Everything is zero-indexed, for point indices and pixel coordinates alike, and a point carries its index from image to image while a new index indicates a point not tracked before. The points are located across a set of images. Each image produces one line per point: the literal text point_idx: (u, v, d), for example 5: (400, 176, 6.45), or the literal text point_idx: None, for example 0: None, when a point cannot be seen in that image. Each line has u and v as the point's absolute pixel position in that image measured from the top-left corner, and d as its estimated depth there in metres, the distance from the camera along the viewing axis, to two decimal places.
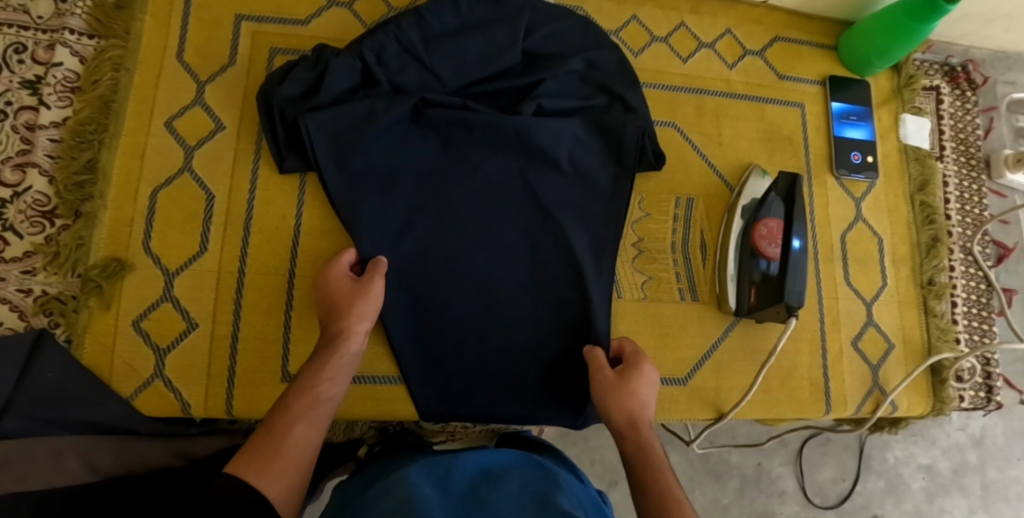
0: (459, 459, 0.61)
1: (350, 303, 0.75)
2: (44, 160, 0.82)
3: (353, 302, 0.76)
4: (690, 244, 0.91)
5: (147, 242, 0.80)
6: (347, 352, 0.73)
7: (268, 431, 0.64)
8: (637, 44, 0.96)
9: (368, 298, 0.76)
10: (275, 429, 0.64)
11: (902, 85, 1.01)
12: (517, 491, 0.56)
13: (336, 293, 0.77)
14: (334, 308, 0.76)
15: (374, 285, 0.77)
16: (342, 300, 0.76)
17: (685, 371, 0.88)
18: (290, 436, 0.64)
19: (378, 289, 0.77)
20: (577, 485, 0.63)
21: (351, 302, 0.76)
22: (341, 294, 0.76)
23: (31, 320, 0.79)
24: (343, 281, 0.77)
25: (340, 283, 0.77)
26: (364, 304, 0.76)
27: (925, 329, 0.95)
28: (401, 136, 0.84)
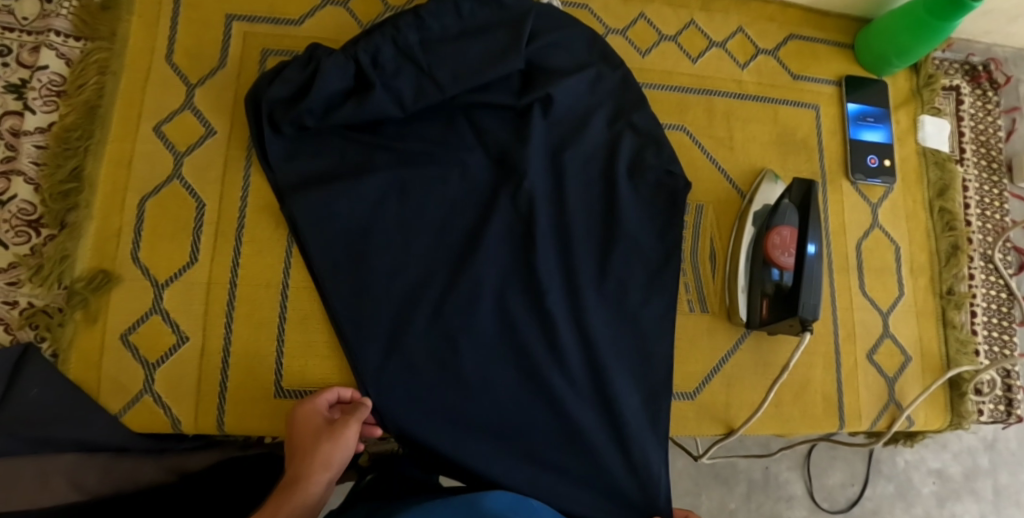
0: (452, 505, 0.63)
1: (317, 451, 0.70)
2: (29, 167, 0.79)
3: (313, 448, 0.71)
4: (699, 253, 0.88)
5: (135, 253, 0.78)
6: (301, 502, 0.67)
7: None
8: (645, 43, 0.92)
9: (336, 445, 0.71)
10: None
11: (921, 86, 0.97)
12: None
13: (305, 435, 0.72)
14: (302, 451, 0.71)
15: (347, 429, 0.72)
16: (310, 444, 0.71)
17: (693, 385, 0.85)
18: None
19: (350, 437, 0.71)
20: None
21: (319, 448, 0.71)
22: (310, 436, 0.72)
23: (17, 333, 0.76)
24: (318, 422, 0.73)
25: (313, 424, 0.72)
26: (330, 452, 0.70)
27: (944, 341, 0.92)
28: (424, 174, 0.81)
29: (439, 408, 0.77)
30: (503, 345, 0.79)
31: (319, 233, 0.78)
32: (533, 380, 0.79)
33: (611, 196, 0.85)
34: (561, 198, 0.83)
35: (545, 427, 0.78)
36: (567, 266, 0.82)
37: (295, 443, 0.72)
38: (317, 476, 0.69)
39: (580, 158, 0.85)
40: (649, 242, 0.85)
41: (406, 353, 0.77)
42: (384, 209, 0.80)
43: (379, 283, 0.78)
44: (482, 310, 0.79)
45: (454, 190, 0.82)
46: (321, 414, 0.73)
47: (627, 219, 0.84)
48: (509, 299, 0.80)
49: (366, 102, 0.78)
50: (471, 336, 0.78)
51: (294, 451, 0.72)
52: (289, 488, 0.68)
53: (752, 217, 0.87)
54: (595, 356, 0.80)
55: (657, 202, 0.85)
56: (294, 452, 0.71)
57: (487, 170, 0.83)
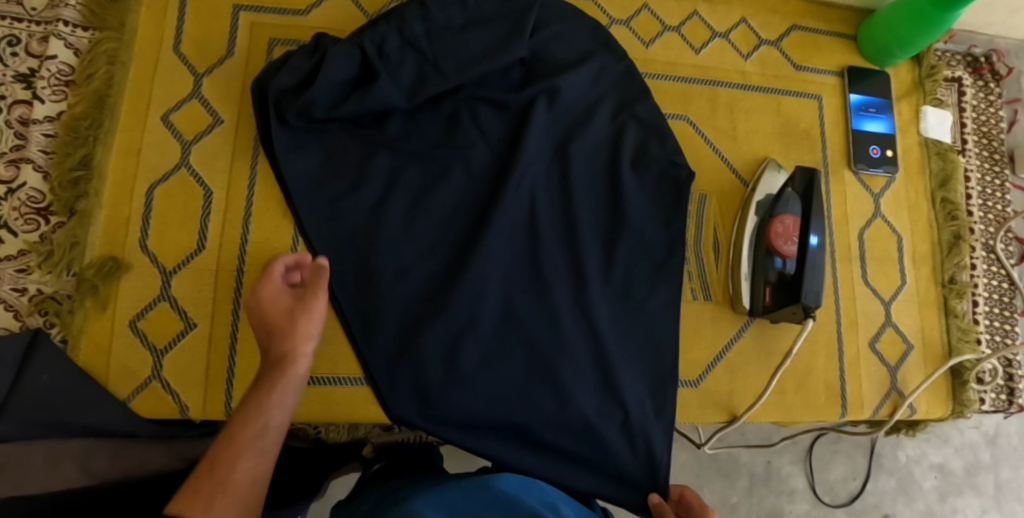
0: (457, 491, 0.64)
1: (291, 324, 0.71)
2: (38, 155, 0.80)
3: (286, 321, 0.71)
4: (702, 242, 0.88)
5: (144, 241, 0.78)
6: (296, 377, 0.69)
7: (211, 467, 0.61)
8: (649, 34, 0.92)
9: (309, 315, 0.71)
10: (218, 466, 0.61)
11: (923, 77, 0.97)
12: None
13: (272, 317, 0.72)
14: (275, 327, 0.71)
15: (316, 300, 0.72)
16: (281, 325, 0.71)
17: (696, 373, 0.86)
18: (234, 473, 0.61)
19: (318, 309, 0.72)
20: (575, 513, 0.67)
21: (291, 325, 0.71)
22: (278, 319, 0.71)
23: (26, 320, 0.77)
24: (282, 302, 0.73)
25: (277, 305, 0.72)
26: (303, 324, 0.71)
27: (946, 330, 0.93)
28: (430, 163, 0.82)
29: (443, 394, 0.77)
30: (510, 335, 0.79)
31: (324, 222, 0.79)
32: (540, 369, 0.79)
33: (617, 185, 0.85)
34: (564, 186, 0.84)
35: (552, 417, 0.78)
36: (573, 254, 0.83)
37: (265, 326, 0.71)
38: (300, 347, 0.70)
39: (585, 147, 0.86)
40: (653, 231, 0.85)
41: (408, 340, 0.77)
42: (391, 198, 0.80)
43: (383, 272, 0.78)
44: (484, 295, 0.79)
45: (456, 177, 0.82)
46: (281, 297, 0.73)
47: (632, 208, 0.85)
48: (516, 289, 0.81)
49: (371, 90, 0.78)
50: (473, 322, 0.78)
51: (266, 336, 0.71)
52: (279, 363, 0.69)
53: (756, 207, 0.87)
54: (602, 345, 0.81)
55: (661, 191, 0.86)
56: (268, 337, 0.71)
57: (487, 158, 0.83)
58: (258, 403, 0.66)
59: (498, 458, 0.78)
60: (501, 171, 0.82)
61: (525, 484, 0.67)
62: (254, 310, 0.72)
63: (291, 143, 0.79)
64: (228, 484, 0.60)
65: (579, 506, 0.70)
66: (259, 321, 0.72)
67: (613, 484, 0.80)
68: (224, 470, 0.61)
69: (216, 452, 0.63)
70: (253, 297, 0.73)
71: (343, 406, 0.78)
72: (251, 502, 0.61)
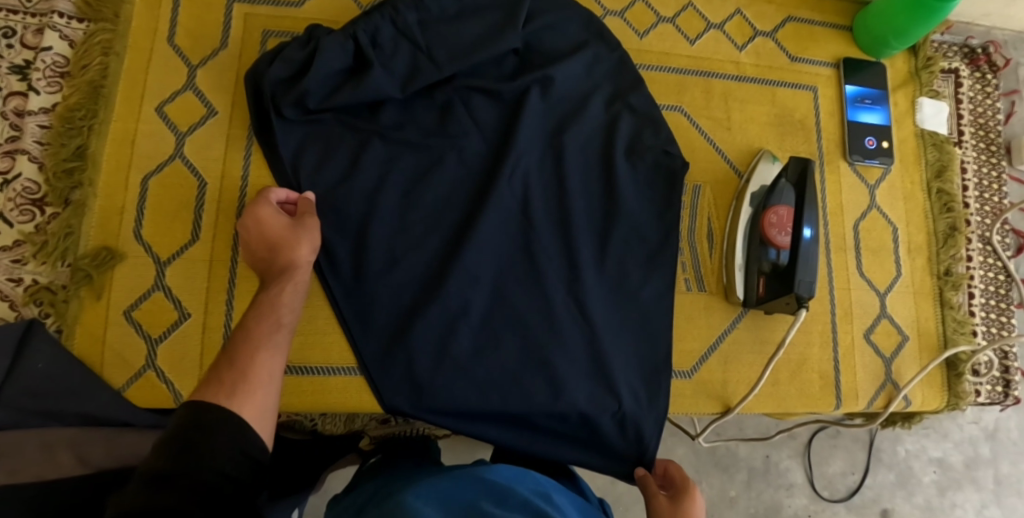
0: (450, 480, 0.64)
1: (295, 235, 0.73)
2: (33, 147, 0.80)
3: (286, 234, 0.73)
4: (697, 232, 0.88)
5: (138, 231, 0.79)
6: (301, 283, 0.72)
7: (232, 360, 0.63)
8: (643, 25, 0.92)
9: (308, 231, 0.74)
10: (239, 358, 0.63)
11: (919, 68, 0.97)
12: (519, 507, 0.61)
13: (271, 232, 0.73)
14: (275, 237, 0.73)
15: (312, 220, 0.75)
16: (282, 236, 0.72)
17: (690, 364, 0.86)
18: (254, 363, 0.63)
19: (315, 223, 0.75)
20: (569, 501, 0.67)
21: (292, 235, 0.73)
22: (278, 232, 0.73)
23: (21, 309, 0.78)
24: (277, 220, 0.73)
25: (274, 221, 0.73)
26: (304, 234, 0.73)
27: (942, 321, 0.92)
28: (423, 153, 0.82)
29: (437, 381, 0.77)
30: (503, 323, 0.80)
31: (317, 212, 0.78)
32: (533, 356, 0.79)
33: (611, 175, 0.85)
34: (558, 177, 0.84)
35: (546, 405, 0.78)
36: (566, 242, 0.83)
37: (265, 241, 0.73)
38: (303, 255, 0.72)
39: (578, 137, 0.85)
40: (648, 221, 0.85)
41: (400, 330, 0.78)
42: (384, 187, 0.80)
43: (377, 262, 0.78)
44: (475, 283, 0.79)
45: (450, 168, 0.82)
46: (276, 213, 0.74)
47: (626, 198, 0.85)
48: (509, 276, 0.81)
49: (364, 80, 0.78)
50: (466, 310, 0.79)
51: (265, 251, 0.73)
52: (284, 271, 0.71)
53: (750, 197, 0.87)
54: (596, 333, 0.81)
55: (655, 182, 0.86)
56: (269, 251, 0.73)
57: (481, 149, 0.83)
58: (268, 304, 0.69)
59: (494, 442, 0.78)
60: (494, 162, 0.82)
61: (518, 474, 0.67)
62: (251, 231, 0.73)
63: (285, 133, 0.79)
64: (251, 371, 0.63)
65: (574, 495, 0.70)
66: (257, 242, 0.73)
67: (607, 464, 0.81)
68: (244, 362, 0.63)
69: (234, 347, 0.65)
70: (249, 217, 0.73)
71: (336, 396, 0.78)
72: (272, 386, 0.63)
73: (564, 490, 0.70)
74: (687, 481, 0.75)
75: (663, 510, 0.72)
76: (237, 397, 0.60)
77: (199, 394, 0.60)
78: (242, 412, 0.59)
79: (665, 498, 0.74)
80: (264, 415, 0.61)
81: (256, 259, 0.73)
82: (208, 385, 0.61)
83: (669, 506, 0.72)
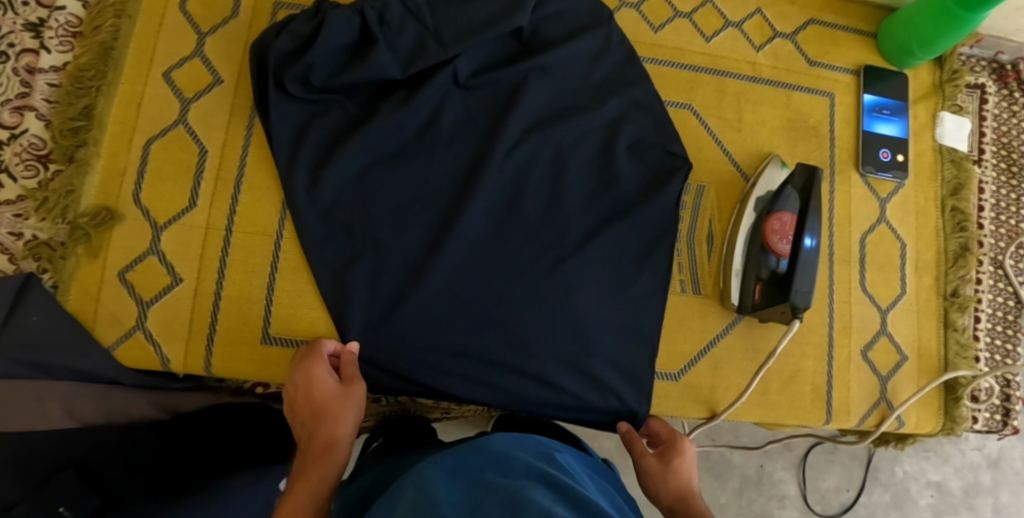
0: (448, 456, 0.64)
1: (337, 404, 0.72)
2: (42, 104, 0.81)
3: (330, 402, 0.72)
4: (696, 233, 0.87)
5: (138, 193, 0.79)
6: (338, 462, 0.70)
7: None
8: (659, 18, 0.90)
9: (352, 402, 0.73)
10: None
11: (943, 80, 0.94)
12: (523, 469, 0.61)
13: (319, 398, 0.72)
14: (319, 406, 0.72)
15: (358, 386, 0.74)
16: (327, 405, 0.72)
17: (679, 366, 0.85)
18: None
19: (362, 391, 0.73)
20: (573, 457, 0.68)
21: (338, 406, 0.72)
22: (325, 400, 0.72)
23: (21, 263, 0.78)
24: (324, 382, 0.73)
25: (323, 384, 0.73)
26: (349, 409, 0.72)
27: (944, 343, 0.90)
28: (422, 135, 0.82)
29: (417, 365, 0.78)
30: (486, 311, 0.79)
31: (312, 191, 0.79)
32: (516, 345, 0.79)
33: (611, 170, 0.84)
34: (557, 170, 0.84)
35: (527, 391, 0.80)
36: (560, 234, 0.82)
37: (310, 407, 0.72)
38: (342, 432, 0.71)
39: (581, 132, 0.85)
40: (647, 219, 0.84)
41: (387, 310, 0.78)
42: (381, 167, 0.80)
43: (369, 241, 0.79)
44: (465, 272, 0.80)
45: (449, 153, 0.82)
46: (327, 374, 0.73)
47: (626, 196, 0.84)
48: (499, 266, 0.80)
49: (368, 58, 0.78)
50: (452, 297, 0.79)
51: (310, 417, 0.72)
52: (323, 449, 0.70)
53: (755, 201, 0.86)
54: (586, 328, 0.81)
55: (656, 180, 0.85)
56: (312, 419, 0.72)
57: (478, 137, 0.83)
58: (303, 486, 0.67)
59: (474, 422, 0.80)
60: (493, 149, 0.82)
61: (519, 439, 0.68)
62: (299, 391, 0.73)
63: (287, 108, 0.80)
64: None
65: (578, 452, 0.72)
66: (303, 406, 0.73)
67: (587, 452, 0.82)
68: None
69: None
70: (300, 378, 0.73)
71: None
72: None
73: (567, 449, 0.71)
74: (672, 434, 0.80)
75: (655, 468, 0.77)
76: None
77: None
78: None
79: (653, 456, 0.78)
80: None
81: (299, 424, 0.73)
82: None
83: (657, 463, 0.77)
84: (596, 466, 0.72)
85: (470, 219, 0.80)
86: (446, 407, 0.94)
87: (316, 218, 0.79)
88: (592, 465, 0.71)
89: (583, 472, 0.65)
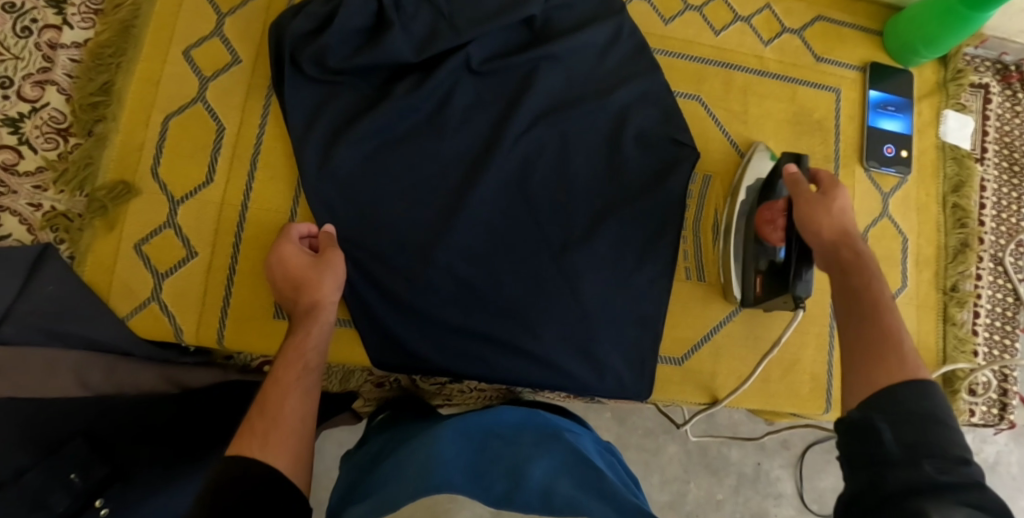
0: (463, 419, 0.71)
1: (316, 274, 0.73)
2: (63, 79, 0.83)
3: (308, 276, 0.73)
4: (702, 221, 0.88)
5: (156, 168, 0.81)
6: (325, 323, 0.71)
7: (263, 409, 0.63)
8: (669, 11, 0.92)
9: (330, 271, 0.73)
10: (269, 405, 0.63)
11: (948, 79, 0.96)
12: (532, 444, 0.68)
13: (296, 270, 0.73)
14: (298, 281, 0.73)
15: (335, 256, 0.75)
16: (305, 275, 0.73)
17: (682, 351, 0.86)
18: (284, 411, 0.63)
19: (339, 259, 0.74)
20: (582, 436, 0.75)
21: (316, 274, 0.73)
22: (301, 270, 0.73)
23: (38, 234, 0.80)
24: (300, 256, 0.74)
25: (298, 259, 0.74)
26: (327, 276, 0.73)
27: (943, 337, 0.92)
28: (434, 117, 0.83)
29: (425, 343, 0.80)
30: (493, 289, 0.81)
31: (325, 170, 0.80)
32: (523, 325, 0.81)
33: (620, 159, 0.86)
34: (566, 156, 0.85)
35: (531, 370, 0.81)
36: (567, 217, 0.84)
37: (290, 280, 0.73)
38: (326, 296, 0.72)
39: (590, 120, 0.86)
40: (655, 207, 0.86)
41: (396, 288, 0.80)
42: (392, 148, 0.82)
43: (380, 219, 0.81)
44: (472, 252, 0.81)
45: (460, 135, 0.83)
46: (299, 250, 0.75)
47: (633, 183, 0.86)
48: (507, 247, 0.82)
49: (383, 41, 0.80)
50: (458, 276, 0.81)
51: (290, 290, 0.73)
52: (308, 312, 0.71)
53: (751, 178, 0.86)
54: (592, 311, 0.83)
55: (663, 168, 0.86)
56: (293, 289, 0.73)
57: (489, 121, 0.84)
58: (294, 348, 0.68)
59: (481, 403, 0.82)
60: (503, 132, 0.83)
61: (527, 416, 0.75)
62: (277, 268, 0.74)
63: (303, 87, 0.81)
64: (283, 418, 0.62)
65: (591, 433, 0.80)
66: (282, 280, 0.74)
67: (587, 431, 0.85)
68: (275, 408, 0.63)
69: (263, 395, 0.64)
70: (274, 255, 0.74)
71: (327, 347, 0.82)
72: (306, 430, 0.63)
73: (578, 426, 0.79)
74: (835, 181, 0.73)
75: (813, 202, 0.70)
76: (270, 446, 0.60)
77: (236, 447, 0.60)
78: (275, 464, 0.58)
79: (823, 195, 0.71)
80: (296, 464, 0.60)
81: (282, 297, 0.74)
82: (240, 437, 0.60)
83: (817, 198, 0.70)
84: (602, 444, 0.79)
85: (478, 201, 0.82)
86: (449, 392, 0.96)
87: (329, 196, 0.80)
88: (601, 444, 0.78)
89: (589, 448, 0.72)
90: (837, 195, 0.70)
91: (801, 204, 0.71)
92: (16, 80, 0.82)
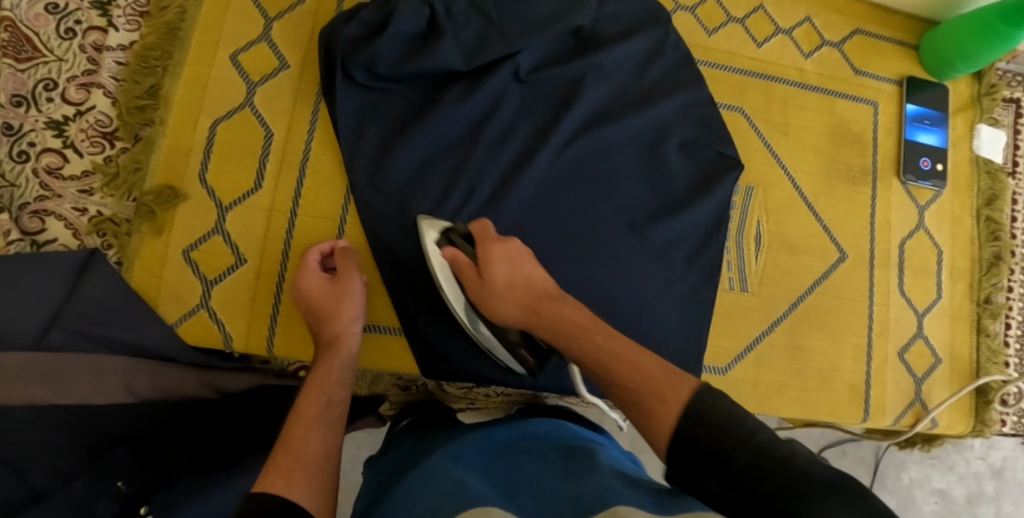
0: (486, 432, 0.72)
1: (336, 303, 0.74)
2: (108, 81, 0.82)
3: (328, 305, 0.74)
4: (745, 233, 0.89)
5: (203, 174, 0.80)
6: (347, 354, 0.72)
7: (286, 444, 0.63)
8: (712, 23, 0.92)
9: (349, 297, 0.75)
10: (292, 440, 0.63)
11: (982, 94, 0.97)
12: (552, 446, 0.68)
13: (316, 298, 0.75)
14: (319, 312, 0.74)
15: (353, 282, 0.75)
16: (325, 305, 0.74)
17: (725, 361, 0.86)
18: (308, 446, 0.63)
19: (356, 284, 0.75)
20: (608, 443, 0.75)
21: (335, 304, 0.74)
22: (322, 300, 0.74)
23: (84, 239, 0.79)
24: (319, 283, 0.76)
25: (316, 287, 0.75)
26: (346, 305, 0.74)
27: (976, 348, 0.93)
28: (481, 125, 0.83)
29: (474, 352, 0.81)
30: None
31: (375, 178, 0.80)
32: None
33: (665, 170, 0.87)
34: (611, 165, 0.85)
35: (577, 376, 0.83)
36: (612, 226, 0.84)
37: (312, 308, 0.75)
38: (346, 327, 0.74)
39: (635, 128, 0.86)
40: (700, 216, 0.86)
41: None
42: (440, 156, 0.82)
43: None
44: None
45: (509, 143, 0.83)
46: (318, 277, 0.76)
47: (677, 193, 0.87)
48: (557, 255, 0.82)
49: (435, 49, 0.80)
50: None
51: (314, 318, 0.75)
52: (330, 344, 0.73)
53: (431, 250, 0.76)
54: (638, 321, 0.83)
55: (706, 178, 0.87)
56: (317, 319, 0.75)
57: (536, 129, 0.84)
58: (316, 384, 0.69)
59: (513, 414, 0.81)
60: (549, 140, 0.83)
61: (553, 425, 0.75)
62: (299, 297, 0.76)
63: (353, 94, 0.81)
64: (306, 452, 0.62)
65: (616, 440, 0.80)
66: (306, 308, 0.75)
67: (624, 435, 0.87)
68: (298, 443, 0.63)
69: (285, 431, 0.64)
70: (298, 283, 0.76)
71: (380, 354, 0.82)
72: (329, 467, 0.63)
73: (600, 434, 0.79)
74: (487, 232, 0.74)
75: (480, 288, 0.71)
76: (296, 484, 0.58)
77: (260, 484, 0.58)
78: (301, 500, 0.57)
79: (478, 276, 0.71)
80: (322, 501, 0.59)
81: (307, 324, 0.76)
82: (266, 473, 0.59)
83: (479, 283, 0.71)
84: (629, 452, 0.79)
85: (524, 209, 0.83)
86: (473, 396, 0.90)
87: (379, 204, 0.80)
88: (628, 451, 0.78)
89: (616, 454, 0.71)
90: (490, 271, 0.70)
91: (479, 298, 0.71)
92: (60, 82, 0.81)
